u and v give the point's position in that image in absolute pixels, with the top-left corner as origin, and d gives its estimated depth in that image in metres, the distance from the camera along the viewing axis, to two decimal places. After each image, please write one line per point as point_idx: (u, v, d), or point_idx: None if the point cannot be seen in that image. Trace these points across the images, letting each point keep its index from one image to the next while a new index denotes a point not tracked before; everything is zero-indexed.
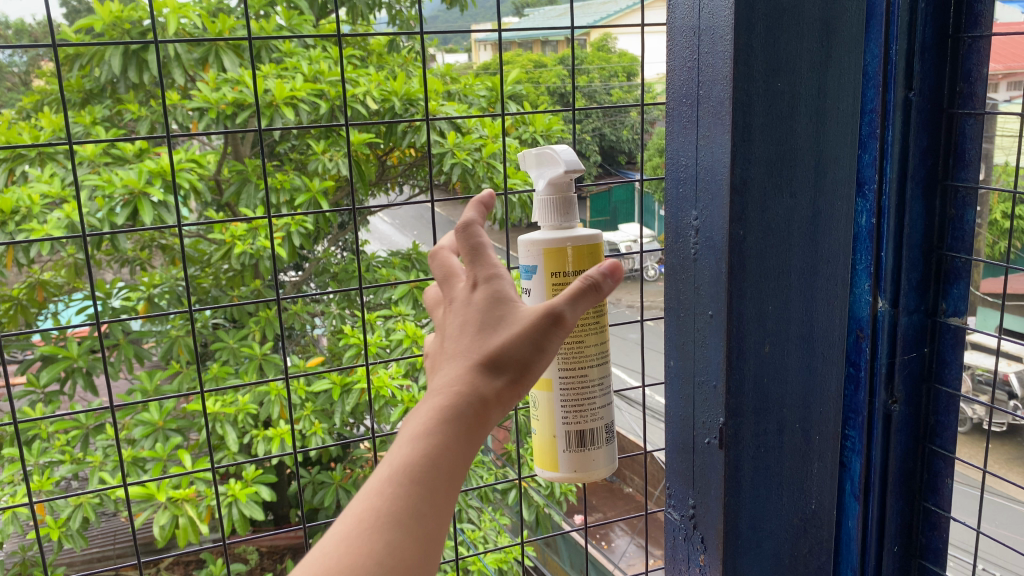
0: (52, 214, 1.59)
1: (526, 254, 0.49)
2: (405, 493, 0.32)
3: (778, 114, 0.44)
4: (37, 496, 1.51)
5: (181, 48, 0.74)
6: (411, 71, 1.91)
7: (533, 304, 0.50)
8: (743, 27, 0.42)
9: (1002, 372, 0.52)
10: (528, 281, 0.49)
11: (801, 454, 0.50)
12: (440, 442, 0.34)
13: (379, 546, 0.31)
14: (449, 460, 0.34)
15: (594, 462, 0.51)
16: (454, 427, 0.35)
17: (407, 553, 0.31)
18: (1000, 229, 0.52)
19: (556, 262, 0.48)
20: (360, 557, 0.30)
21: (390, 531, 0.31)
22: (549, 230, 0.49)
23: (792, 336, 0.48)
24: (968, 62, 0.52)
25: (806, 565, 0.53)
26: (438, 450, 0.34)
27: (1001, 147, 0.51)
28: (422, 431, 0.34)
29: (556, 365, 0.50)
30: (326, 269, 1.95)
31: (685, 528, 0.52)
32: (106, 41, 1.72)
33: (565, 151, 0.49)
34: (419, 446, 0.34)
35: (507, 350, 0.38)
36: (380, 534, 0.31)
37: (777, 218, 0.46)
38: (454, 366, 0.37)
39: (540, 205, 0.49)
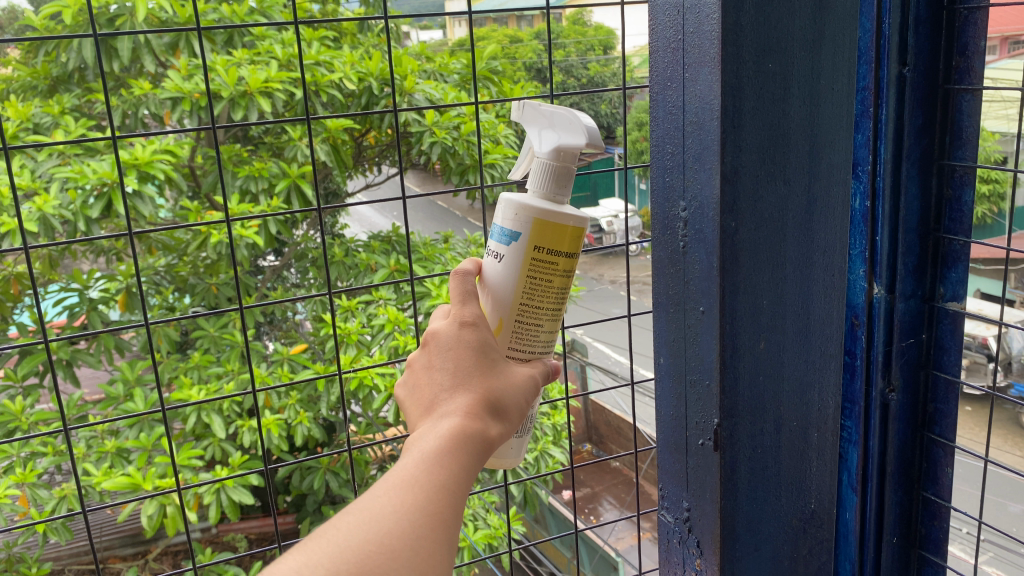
0: (23, 206, 1.53)
1: (512, 215, 0.45)
2: (441, 470, 0.34)
3: (770, 97, 0.42)
4: (21, 490, 1.47)
5: (143, 32, 0.69)
6: (385, 51, 1.86)
7: (503, 270, 0.46)
8: (732, 5, 0.39)
9: (981, 337, 0.52)
10: (503, 246, 0.46)
11: (799, 452, 0.49)
12: (464, 442, 0.36)
13: (421, 504, 0.32)
14: (471, 460, 0.35)
15: (509, 450, 0.48)
16: (474, 436, 0.36)
17: (442, 520, 0.32)
18: (979, 194, 0.51)
19: (541, 235, 0.45)
20: (405, 508, 0.32)
21: (430, 496, 0.33)
22: (539, 198, 0.46)
23: (789, 329, 0.46)
24: (965, 35, 0.49)
25: (807, 566, 0.51)
26: (463, 447, 0.35)
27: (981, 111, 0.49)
28: (450, 432, 0.36)
29: (506, 345, 0.46)
30: (305, 252, 1.89)
31: (679, 531, 0.51)
32: (72, 26, 1.66)
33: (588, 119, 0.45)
34: (449, 441, 0.35)
35: (506, 389, 0.40)
36: (420, 502, 0.32)
37: (771, 208, 0.43)
38: (468, 387, 0.39)
39: (541, 167, 0.46)
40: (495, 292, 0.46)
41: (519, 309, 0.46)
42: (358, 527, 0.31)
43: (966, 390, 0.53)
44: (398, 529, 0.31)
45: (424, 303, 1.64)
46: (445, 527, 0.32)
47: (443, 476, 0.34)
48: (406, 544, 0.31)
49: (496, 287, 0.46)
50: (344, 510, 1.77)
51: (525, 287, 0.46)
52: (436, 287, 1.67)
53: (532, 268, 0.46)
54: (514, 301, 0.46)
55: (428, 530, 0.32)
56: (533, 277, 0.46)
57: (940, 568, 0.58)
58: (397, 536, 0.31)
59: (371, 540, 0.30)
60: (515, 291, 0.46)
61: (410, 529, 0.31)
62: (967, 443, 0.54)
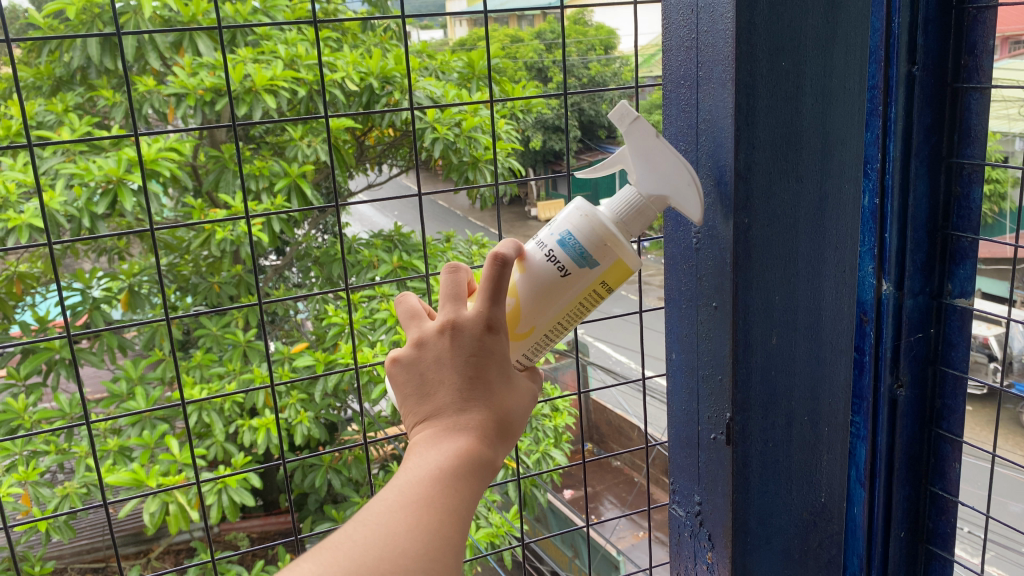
0: (27, 203, 1.53)
1: (600, 242, 0.43)
2: (454, 494, 0.35)
3: (783, 96, 0.45)
4: (23, 488, 1.46)
5: (151, 30, 0.69)
6: (388, 50, 1.86)
7: (561, 285, 0.43)
8: (745, 5, 0.42)
9: (982, 336, 0.53)
10: (573, 262, 0.43)
11: (809, 445, 0.52)
12: (475, 466, 0.36)
13: (435, 528, 0.33)
14: (479, 482, 0.36)
15: None
16: (484, 459, 0.37)
17: (453, 545, 0.33)
18: (986, 194, 0.51)
19: (612, 275, 0.44)
20: (419, 530, 0.33)
21: (442, 521, 0.34)
22: (621, 227, 0.44)
23: (799, 325, 0.49)
24: (974, 33, 0.50)
25: (817, 558, 0.54)
26: (473, 472, 0.36)
27: (990, 110, 0.50)
28: (464, 452, 0.36)
29: (522, 350, 0.44)
30: (307, 252, 1.90)
31: (691, 525, 0.54)
32: (76, 24, 1.66)
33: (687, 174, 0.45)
34: (462, 462, 0.36)
35: (518, 401, 0.40)
36: (432, 524, 0.33)
37: (783, 206, 0.46)
38: (485, 400, 0.38)
39: (633, 201, 0.44)
40: (539, 299, 0.44)
41: (554, 327, 0.44)
42: (374, 545, 0.32)
43: (969, 391, 0.54)
44: (411, 553, 0.32)
45: None
46: (454, 550, 0.33)
47: (455, 502, 0.34)
48: (418, 566, 0.32)
49: (543, 295, 0.44)
50: (347, 509, 1.77)
51: (570, 310, 0.44)
52: None
53: (584, 296, 0.44)
54: (554, 317, 0.44)
55: (439, 556, 0.33)
56: (581, 304, 0.44)
57: (946, 563, 0.58)
58: (410, 558, 0.32)
59: (384, 561, 0.32)
60: (560, 310, 0.44)
61: (424, 554, 0.32)
62: (973, 444, 0.55)
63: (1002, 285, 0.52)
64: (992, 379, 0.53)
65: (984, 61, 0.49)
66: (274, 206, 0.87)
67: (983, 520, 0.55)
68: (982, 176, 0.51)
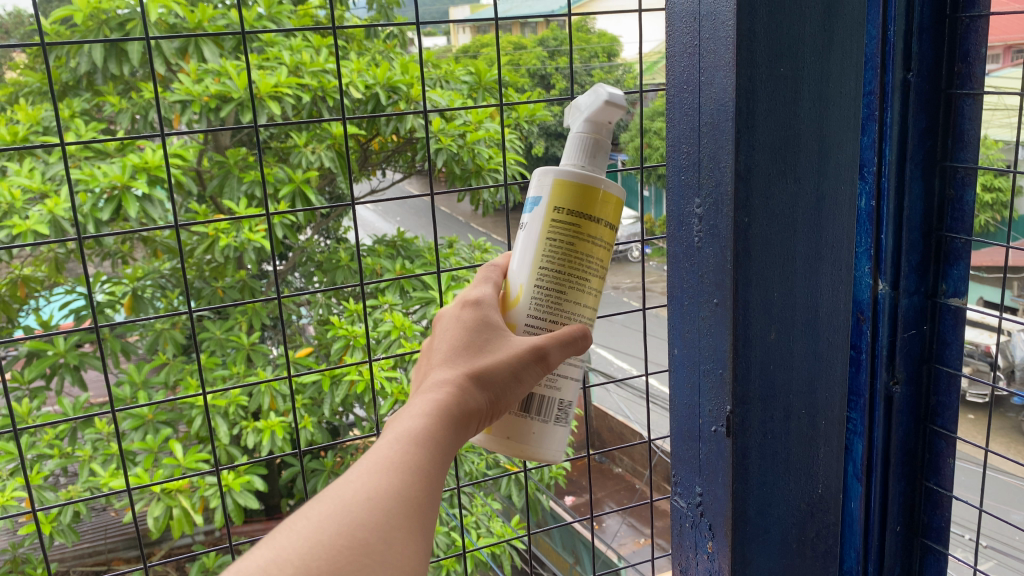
0: (34, 208, 1.55)
1: (539, 182, 0.46)
2: (419, 452, 0.33)
3: (782, 99, 0.47)
4: (27, 491, 1.47)
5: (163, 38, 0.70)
6: (392, 57, 1.88)
7: (526, 239, 0.47)
8: (746, 13, 0.44)
9: (982, 344, 0.55)
10: (529, 215, 0.47)
11: (807, 438, 0.54)
12: (452, 417, 0.35)
13: (398, 493, 0.31)
14: (454, 438, 0.35)
15: (536, 433, 0.46)
16: (467, 409, 0.37)
17: (418, 509, 0.31)
18: (979, 202, 0.53)
19: (563, 198, 0.45)
20: (379, 496, 0.30)
21: (406, 485, 0.31)
22: (567, 164, 0.46)
23: (798, 322, 0.51)
24: (967, 42, 0.52)
25: (814, 549, 0.56)
26: (450, 423, 0.35)
27: (984, 120, 0.52)
28: (429, 406, 0.35)
29: (525, 311, 0.46)
30: (310, 258, 1.90)
31: (692, 515, 0.57)
32: (83, 31, 1.67)
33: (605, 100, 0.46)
34: (432, 417, 0.35)
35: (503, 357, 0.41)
36: (396, 479, 0.31)
37: (782, 205, 0.48)
38: (452, 364, 0.39)
39: (571, 140, 0.46)
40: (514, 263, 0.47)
41: (538, 274, 0.46)
42: (329, 521, 0.29)
43: (968, 398, 0.56)
44: (370, 524, 0.29)
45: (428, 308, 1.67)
46: (425, 500, 0.31)
47: (420, 462, 0.32)
48: (388, 520, 0.30)
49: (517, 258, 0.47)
50: None
51: (545, 252, 0.46)
52: (442, 291, 1.67)
53: (552, 234, 0.46)
54: (533, 267, 0.46)
55: (403, 523, 0.30)
56: (553, 240, 0.46)
57: (941, 557, 0.60)
58: (377, 514, 0.30)
59: (339, 536, 0.29)
60: (533, 257, 0.46)
61: (391, 507, 0.30)
62: (966, 450, 0.57)
63: (999, 292, 0.53)
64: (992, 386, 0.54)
65: (978, 72, 0.51)
66: (278, 210, 0.88)
67: (975, 526, 0.56)
68: (975, 181, 0.53)
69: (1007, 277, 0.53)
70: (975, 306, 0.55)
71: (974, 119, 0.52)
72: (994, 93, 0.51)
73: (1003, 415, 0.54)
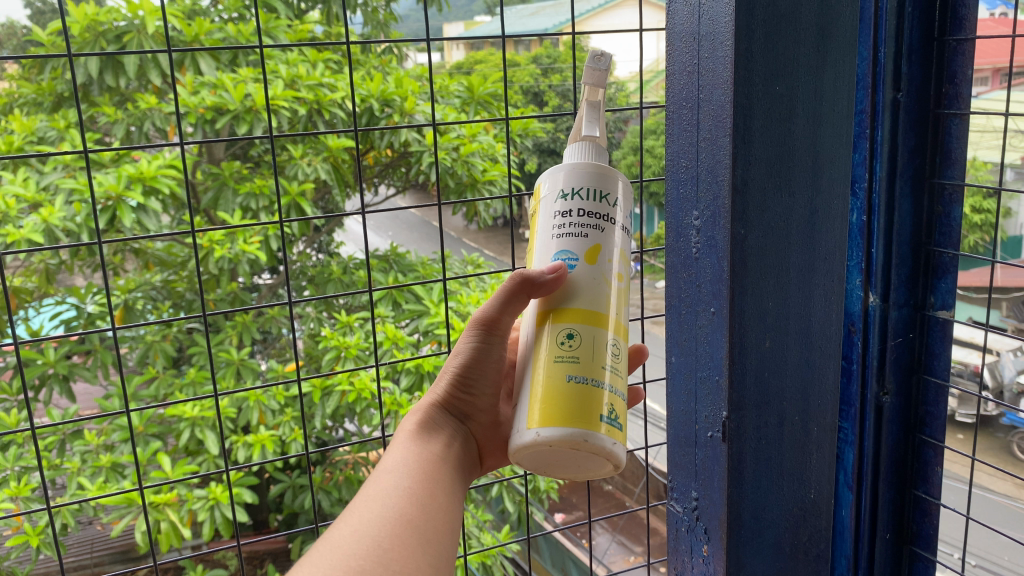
0: (27, 217, 1.54)
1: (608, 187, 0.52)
2: (396, 481, 0.44)
3: (778, 116, 0.49)
4: (14, 503, 1.44)
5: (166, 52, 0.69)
6: (387, 72, 1.90)
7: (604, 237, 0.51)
8: (744, 33, 0.46)
9: (973, 365, 0.57)
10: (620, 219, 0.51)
11: (800, 444, 0.56)
12: (409, 434, 0.49)
13: (376, 518, 0.40)
14: (421, 461, 0.46)
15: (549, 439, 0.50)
16: (423, 417, 0.50)
17: (399, 523, 0.40)
18: (968, 223, 0.56)
19: None
20: (374, 517, 0.40)
21: (388, 512, 0.41)
22: None
23: (792, 330, 0.53)
24: (954, 64, 0.54)
25: (807, 553, 0.58)
26: (407, 438, 0.48)
27: (972, 142, 0.55)
28: (405, 451, 0.47)
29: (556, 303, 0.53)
30: (302, 271, 1.90)
31: (688, 520, 0.58)
32: (81, 43, 1.68)
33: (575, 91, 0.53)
34: (401, 456, 0.46)
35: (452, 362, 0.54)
36: (387, 502, 0.42)
37: (777, 217, 0.50)
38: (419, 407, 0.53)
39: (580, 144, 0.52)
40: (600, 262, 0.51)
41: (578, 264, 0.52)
42: (322, 558, 0.37)
43: (957, 417, 0.58)
44: (361, 550, 0.38)
45: (421, 321, 1.67)
46: (413, 512, 0.42)
47: (393, 490, 0.43)
48: (391, 526, 0.40)
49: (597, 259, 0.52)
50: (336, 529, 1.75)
51: None
52: (434, 304, 1.69)
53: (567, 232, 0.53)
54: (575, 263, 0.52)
55: (392, 539, 0.39)
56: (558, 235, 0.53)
57: (930, 563, 0.62)
58: (381, 523, 0.40)
59: (338, 564, 0.37)
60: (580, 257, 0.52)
61: (390, 519, 0.40)
62: (952, 466, 0.59)
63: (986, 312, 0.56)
64: (981, 408, 0.57)
65: (965, 95, 0.54)
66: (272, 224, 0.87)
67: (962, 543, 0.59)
68: (962, 197, 0.56)
69: (993, 295, 0.55)
70: (964, 325, 0.56)
71: (958, 139, 0.55)
72: (978, 116, 0.54)
73: (991, 435, 0.57)
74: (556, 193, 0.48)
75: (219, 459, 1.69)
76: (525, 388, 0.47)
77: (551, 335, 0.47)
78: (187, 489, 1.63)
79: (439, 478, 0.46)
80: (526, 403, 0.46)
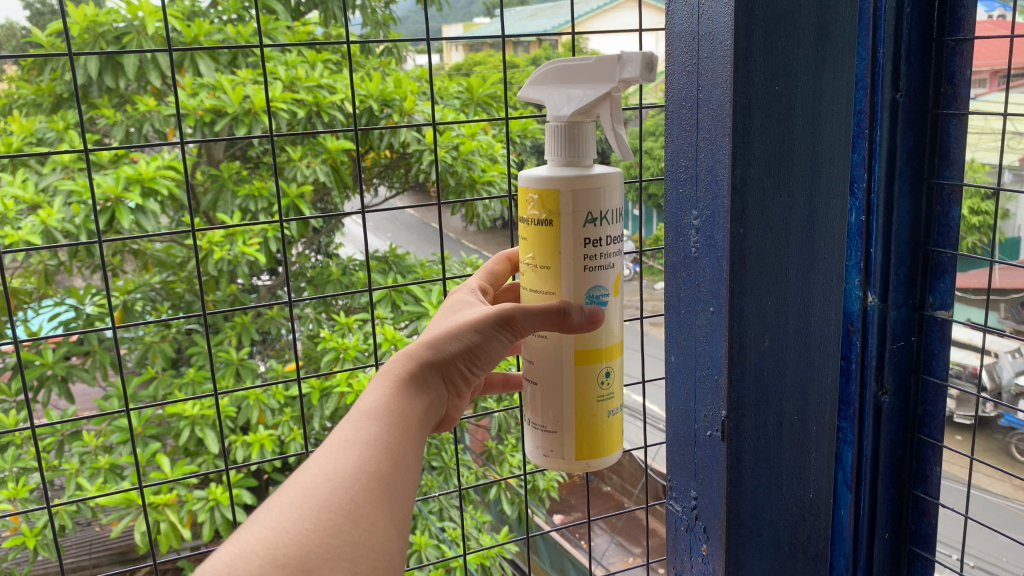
0: (26, 217, 1.54)
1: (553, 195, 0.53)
2: (370, 430, 0.39)
3: (776, 116, 0.49)
4: (12, 505, 1.44)
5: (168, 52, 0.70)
6: (387, 73, 1.90)
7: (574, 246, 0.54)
8: (742, 33, 0.47)
9: (972, 366, 0.58)
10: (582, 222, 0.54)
11: (799, 444, 0.56)
12: (396, 380, 0.43)
13: (352, 469, 0.37)
14: (404, 408, 0.42)
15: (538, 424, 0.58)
16: (419, 371, 0.44)
17: (374, 479, 0.37)
18: (967, 224, 0.56)
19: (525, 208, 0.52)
20: (342, 473, 0.37)
21: (364, 465, 0.37)
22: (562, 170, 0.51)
23: (791, 329, 0.53)
24: (952, 64, 0.54)
25: (806, 552, 0.59)
26: (394, 384, 0.43)
27: (970, 144, 0.55)
28: (386, 392, 0.42)
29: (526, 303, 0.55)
30: (301, 272, 1.90)
31: (686, 520, 0.58)
32: (80, 44, 1.68)
33: (567, 64, 0.50)
34: (383, 398, 0.41)
35: (461, 323, 0.48)
36: (362, 454, 0.38)
37: (776, 216, 0.51)
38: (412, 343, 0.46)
39: (557, 140, 0.51)
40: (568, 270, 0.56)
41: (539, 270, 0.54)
42: (291, 507, 0.35)
43: (956, 418, 0.59)
44: (332, 502, 0.35)
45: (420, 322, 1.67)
46: (388, 469, 0.38)
47: (371, 441, 0.38)
48: (363, 480, 0.37)
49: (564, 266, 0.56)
50: None
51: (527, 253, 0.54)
52: (433, 305, 1.69)
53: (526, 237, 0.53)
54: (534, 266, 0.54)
55: (363, 494, 0.36)
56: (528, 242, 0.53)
57: (928, 563, 0.62)
58: (353, 474, 0.37)
59: (308, 515, 0.34)
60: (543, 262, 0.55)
61: (363, 472, 0.37)
62: (951, 466, 0.60)
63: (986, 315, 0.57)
64: (980, 408, 0.57)
65: (964, 97, 0.54)
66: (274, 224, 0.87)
67: (961, 545, 0.59)
68: (960, 199, 0.56)
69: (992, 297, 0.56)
70: (960, 326, 0.57)
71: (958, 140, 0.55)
72: (977, 117, 0.54)
73: (990, 436, 0.58)
74: (589, 217, 0.51)
75: (219, 460, 1.69)
76: (565, 417, 0.54)
77: (591, 373, 0.54)
78: (187, 490, 1.63)
79: (418, 433, 0.42)
80: (567, 435, 0.54)
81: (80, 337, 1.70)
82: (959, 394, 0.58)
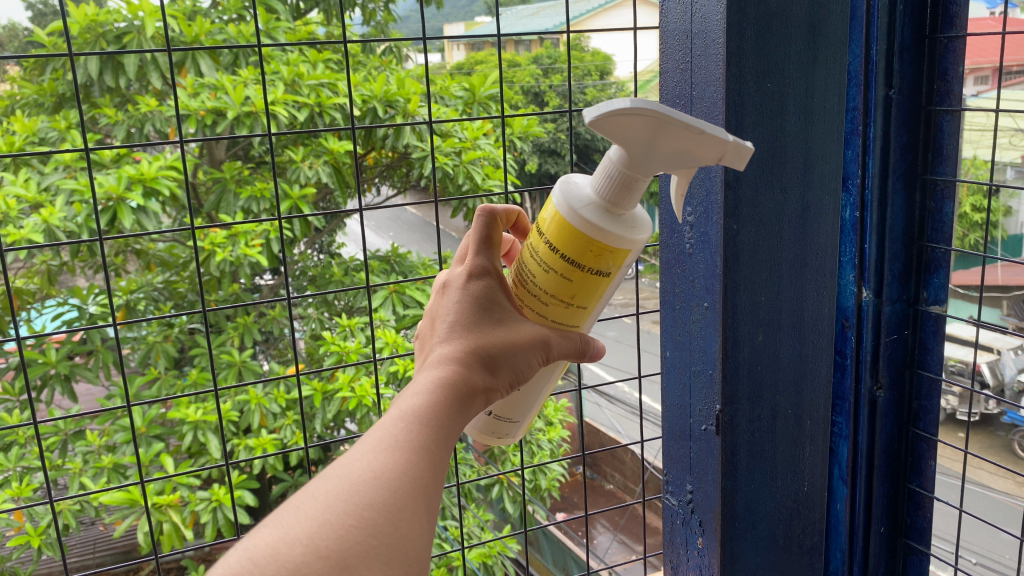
0: (29, 217, 1.55)
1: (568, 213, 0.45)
2: (417, 434, 0.33)
3: (769, 114, 0.50)
4: (15, 505, 1.44)
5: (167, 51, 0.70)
6: (388, 73, 1.90)
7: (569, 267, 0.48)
8: (735, 31, 0.47)
9: (975, 363, 0.57)
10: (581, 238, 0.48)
11: (793, 437, 0.58)
12: (445, 382, 0.36)
13: (404, 474, 0.31)
14: (453, 416, 0.35)
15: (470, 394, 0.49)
16: (471, 388, 0.37)
17: (425, 490, 0.31)
18: (969, 221, 0.56)
19: (562, 238, 0.44)
20: (384, 475, 0.31)
21: (412, 470, 0.31)
22: (612, 210, 0.43)
23: (784, 324, 0.55)
24: (945, 61, 0.54)
25: (800, 545, 0.61)
26: (444, 387, 0.35)
27: (972, 141, 0.54)
28: (433, 387, 0.35)
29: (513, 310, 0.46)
30: (303, 271, 1.90)
31: (683, 513, 0.62)
32: (80, 43, 1.68)
33: (670, 118, 0.40)
34: (430, 399, 0.34)
35: (518, 343, 0.41)
36: (405, 461, 0.31)
37: (769, 212, 0.52)
38: (453, 339, 0.39)
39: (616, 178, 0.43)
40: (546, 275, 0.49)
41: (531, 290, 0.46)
42: (336, 499, 0.29)
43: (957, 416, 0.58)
44: (375, 501, 0.30)
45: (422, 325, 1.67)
46: (435, 481, 0.32)
47: (423, 447, 0.32)
48: (412, 487, 0.31)
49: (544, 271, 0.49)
50: None
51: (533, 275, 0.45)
52: None
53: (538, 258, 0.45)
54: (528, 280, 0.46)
55: (410, 502, 0.30)
56: (548, 271, 0.44)
57: (923, 557, 0.62)
58: (400, 480, 0.31)
59: (346, 514, 0.29)
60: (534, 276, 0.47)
61: (412, 477, 0.31)
62: (948, 463, 0.59)
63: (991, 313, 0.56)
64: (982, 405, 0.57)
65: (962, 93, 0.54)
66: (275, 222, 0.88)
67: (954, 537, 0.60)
68: (959, 197, 0.55)
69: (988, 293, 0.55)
70: (960, 322, 0.57)
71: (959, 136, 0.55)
72: (982, 115, 0.53)
73: (991, 432, 0.57)
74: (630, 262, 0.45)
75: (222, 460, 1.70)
76: (535, 408, 0.48)
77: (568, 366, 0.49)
78: (189, 490, 1.63)
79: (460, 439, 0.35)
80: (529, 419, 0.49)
81: (82, 337, 1.71)
82: (961, 391, 0.57)
